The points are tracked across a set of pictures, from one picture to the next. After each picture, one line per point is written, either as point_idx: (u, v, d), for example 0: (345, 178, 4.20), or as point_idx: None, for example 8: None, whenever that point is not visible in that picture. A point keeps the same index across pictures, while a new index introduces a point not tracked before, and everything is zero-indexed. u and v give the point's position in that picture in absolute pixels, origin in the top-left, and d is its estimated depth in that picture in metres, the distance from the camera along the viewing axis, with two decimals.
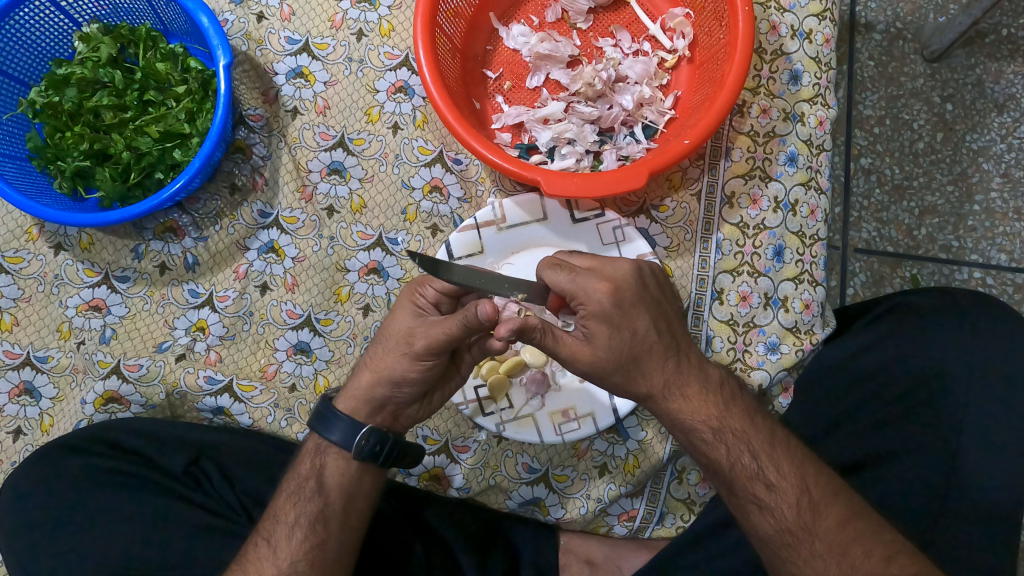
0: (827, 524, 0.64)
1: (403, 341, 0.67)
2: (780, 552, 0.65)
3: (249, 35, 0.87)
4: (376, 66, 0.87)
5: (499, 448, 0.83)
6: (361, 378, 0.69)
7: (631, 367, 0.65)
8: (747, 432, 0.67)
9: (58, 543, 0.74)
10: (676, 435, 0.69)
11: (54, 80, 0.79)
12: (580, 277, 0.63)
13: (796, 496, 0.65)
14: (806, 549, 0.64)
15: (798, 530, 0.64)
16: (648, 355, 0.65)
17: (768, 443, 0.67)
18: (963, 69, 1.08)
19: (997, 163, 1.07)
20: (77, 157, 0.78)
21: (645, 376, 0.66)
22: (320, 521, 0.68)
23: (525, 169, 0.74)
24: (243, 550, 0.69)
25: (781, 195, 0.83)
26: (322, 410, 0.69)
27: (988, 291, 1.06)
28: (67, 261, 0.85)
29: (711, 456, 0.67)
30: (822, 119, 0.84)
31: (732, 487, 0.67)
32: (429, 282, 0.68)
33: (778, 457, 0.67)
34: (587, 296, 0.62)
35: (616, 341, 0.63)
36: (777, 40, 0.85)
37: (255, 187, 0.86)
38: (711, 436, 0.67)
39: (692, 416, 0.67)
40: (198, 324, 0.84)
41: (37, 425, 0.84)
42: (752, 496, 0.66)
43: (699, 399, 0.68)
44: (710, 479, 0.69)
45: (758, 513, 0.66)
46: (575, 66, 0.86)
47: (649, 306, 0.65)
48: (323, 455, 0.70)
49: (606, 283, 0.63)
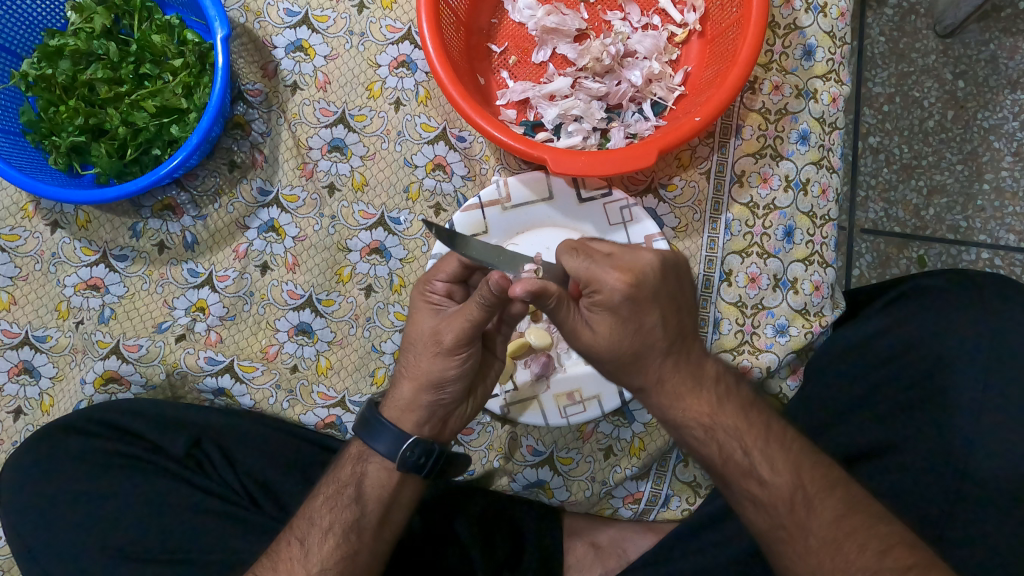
0: (821, 518, 0.63)
1: (431, 341, 0.66)
2: (774, 546, 0.64)
3: (248, 6, 0.84)
4: (377, 40, 0.84)
5: (504, 431, 0.82)
6: (402, 389, 0.68)
7: (629, 360, 0.63)
8: (741, 427, 0.66)
9: (60, 525, 0.73)
10: (669, 429, 0.68)
11: (46, 52, 0.76)
12: (597, 266, 0.61)
13: (789, 492, 0.64)
14: (800, 544, 0.63)
15: (793, 526, 0.64)
16: (650, 350, 0.63)
17: (763, 439, 0.66)
18: (977, 45, 1.06)
19: (1009, 142, 1.05)
20: (71, 133, 0.76)
21: (642, 370, 0.65)
22: (354, 531, 0.67)
23: (532, 148, 0.72)
24: (275, 547, 0.68)
25: (793, 174, 0.82)
26: (367, 417, 0.68)
27: (996, 272, 1.05)
28: (65, 239, 0.84)
29: (702, 452, 0.66)
30: (835, 96, 0.82)
31: (727, 482, 0.66)
32: (436, 276, 0.67)
33: (775, 452, 0.65)
34: (600, 284, 0.60)
35: (619, 330, 0.62)
36: (791, 14, 0.82)
37: (254, 165, 0.84)
38: (705, 432, 0.66)
39: (686, 414, 0.66)
40: (198, 305, 0.83)
41: (37, 406, 0.83)
42: (747, 493, 0.65)
43: (694, 396, 0.66)
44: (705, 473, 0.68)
45: (753, 508, 0.65)
46: (582, 40, 0.84)
47: (663, 301, 0.62)
48: (365, 463, 0.69)
49: (623, 275, 0.60)
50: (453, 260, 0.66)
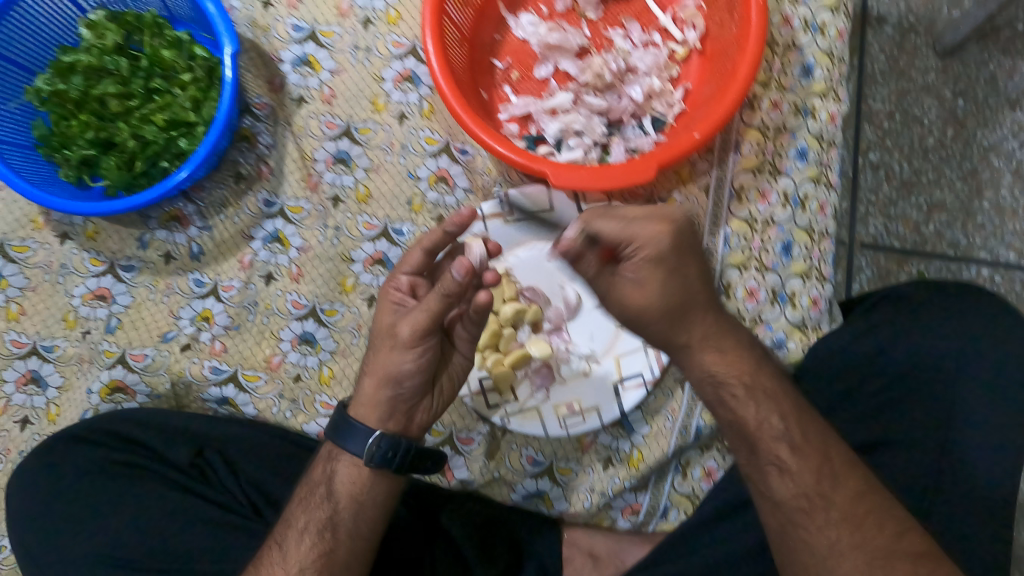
0: (840, 495, 0.63)
1: (388, 336, 0.67)
2: (792, 516, 0.63)
3: (256, 22, 0.86)
4: (382, 55, 0.86)
5: (504, 440, 0.83)
6: (364, 385, 0.69)
7: (678, 316, 0.64)
8: (778, 392, 0.66)
9: (66, 531, 0.74)
10: (704, 389, 0.68)
11: (59, 67, 0.78)
12: (634, 225, 0.61)
13: (818, 462, 0.64)
14: (822, 516, 0.62)
15: (817, 496, 0.63)
16: (693, 305, 0.64)
17: (796, 407, 0.66)
18: (976, 64, 1.07)
19: (1008, 161, 1.06)
20: (82, 146, 0.78)
21: (688, 326, 0.65)
22: (328, 530, 0.68)
23: (533, 161, 0.73)
24: (259, 553, 0.70)
25: (791, 190, 0.83)
26: (337, 420, 0.68)
27: (995, 289, 1.05)
28: (73, 250, 0.85)
29: (738, 413, 0.66)
30: (834, 114, 0.83)
31: (756, 448, 0.65)
32: (398, 272, 0.70)
33: (805, 421, 0.66)
34: (643, 237, 0.61)
35: (667, 286, 0.62)
36: (790, 33, 0.84)
37: (260, 177, 0.85)
38: (746, 390, 0.66)
39: (726, 371, 0.66)
40: (202, 314, 0.84)
41: (44, 415, 0.84)
42: (774, 458, 0.65)
43: (733, 355, 0.67)
44: (730, 440, 0.68)
45: (777, 475, 0.64)
46: (584, 56, 0.85)
47: (699, 255, 0.64)
48: (334, 462, 0.69)
49: (665, 226, 0.61)
50: (416, 252, 0.70)
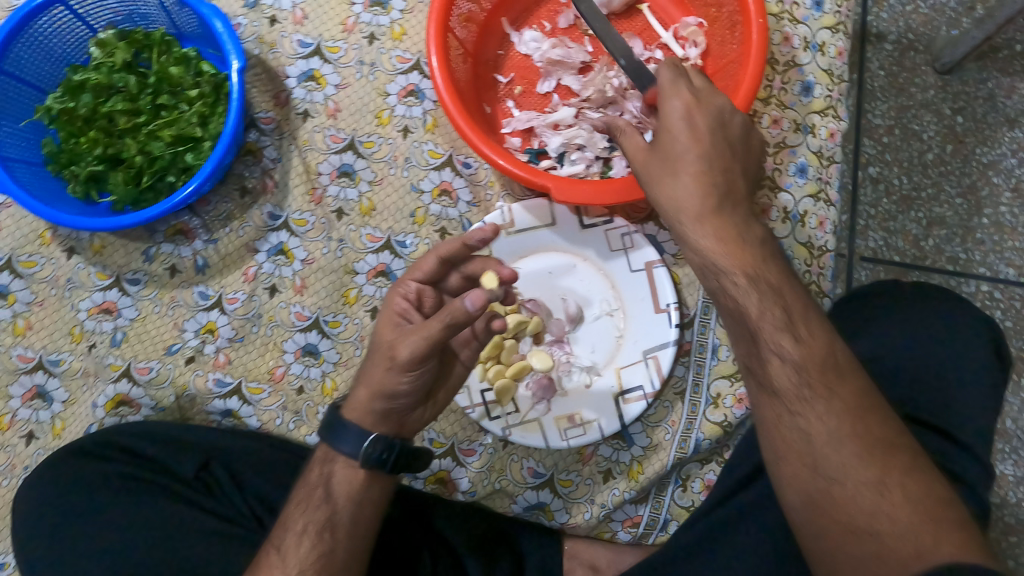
0: (845, 389, 0.55)
1: (386, 355, 0.66)
2: (790, 410, 0.56)
3: (262, 38, 0.87)
4: (387, 69, 0.87)
5: (505, 451, 0.84)
6: (358, 394, 0.68)
7: (692, 181, 0.60)
8: (784, 286, 0.58)
9: (69, 544, 0.74)
10: (705, 276, 0.61)
11: (69, 86, 0.79)
12: (665, 90, 0.63)
13: (823, 355, 0.56)
14: (823, 406, 0.55)
15: (821, 387, 0.55)
16: (691, 167, 0.60)
17: (805, 308, 0.58)
18: (975, 83, 1.08)
19: (1007, 178, 1.07)
20: (90, 162, 0.79)
21: (681, 185, 0.60)
22: (327, 530, 0.67)
23: (535, 176, 0.74)
24: (257, 559, 0.69)
25: (791, 206, 0.84)
26: (331, 421, 0.68)
27: (994, 305, 1.06)
28: (80, 265, 0.86)
29: (739, 301, 0.58)
30: (833, 131, 0.85)
31: (754, 338, 0.57)
32: (409, 278, 0.69)
33: (813, 322, 0.57)
34: (668, 105, 0.63)
35: (669, 142, 0.62)
36: (790, 52, 0.85)
37: (265, 190, 0.86)
38: (746, 278, 0.58)
39: (721, 248, 0.59)
40: (207, 327, 0.85)
41: (49, 430, 0.84)
42: (775, 348, 0.56)
43: (736, 238, 0.59)
44: (729, 329, 0.60)
45: (780, 366, 0.56)
46: (586, 72, 0.86)
47: (722, 135, 0.62)
48: (331, 463, 0.69)
49: (689, 99, 0.63)
50: (432, 259, 0.69)
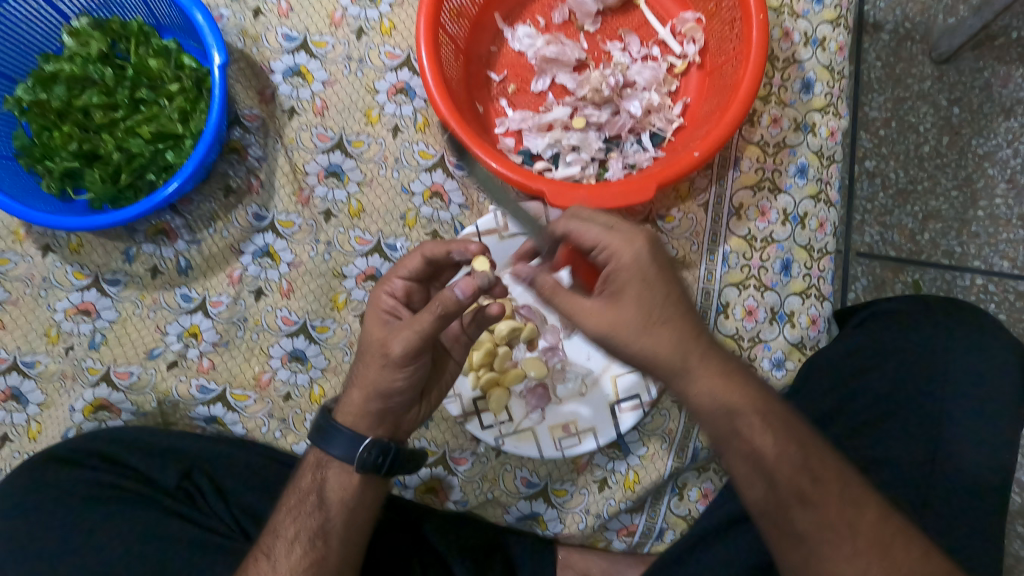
0: (867, 511, 0.58)
1: (379, 353, 0.63)
2: (818, 547, 0.57)
3: (246, 31, 0.84)
4: (376, 66, 0.84)
5: (498, 461, 0.82)
6: (351, 395, 0.66)
7: (683, 338, 0.57)
8: (788, 416, 0.60)
9: (42, 556, 0.71)
10: (716, 421, 0.59)
11: (42, 77, 0.76)
12: (615, 230, 0.58)
13: (837, 488, 0.58)
14: (848, 546, 0.57)
15: (842, 526, 0.57)
16: (674, 316, 0.57)
17: (808, 438, 0.60)
18: (972, 72, 1.06)
19: (1003, 169, 1.05)
20: (65, 158, 0.76)
21: (669, 341, 0.56)
22: (320, 537, 0.65)
23: (529, 180, 0.72)
24: (242, 567, 0.66)
25: (791, 208, 0.82)
26: (322, 423, 0.66)
27: (989, 298, 1.05)
28: (56, 263, 0.83)
29: (755, 444, 0.58)
30: (833, 129, 0.83)
31: (776, 480, 0.58)
32: (393, 275, 0.67)
33: (820, 449, 0.60)
34: (628, 255, 0.57)
35: (643, 296, 0.56)
36: (790, 48, 0.83)
37: (250, 190, 0.83)
38: (760, 420, 0.58)
39: (732, 394, 0.58)
40: (190, 330, 0.82)
41: (25, 432, 0.82)
42: (794, 488, 0.58)
43: (732, 381, 0.59)
44: (744, 475, 0.59)
45: (799, 508, 0.58)
46: (582, 70, 0.84)
47: (674, 272, 0.59)
48: (324, 469, 0.67)
49: (643, 238, 0.58)
50: (415, 257, 0.67)
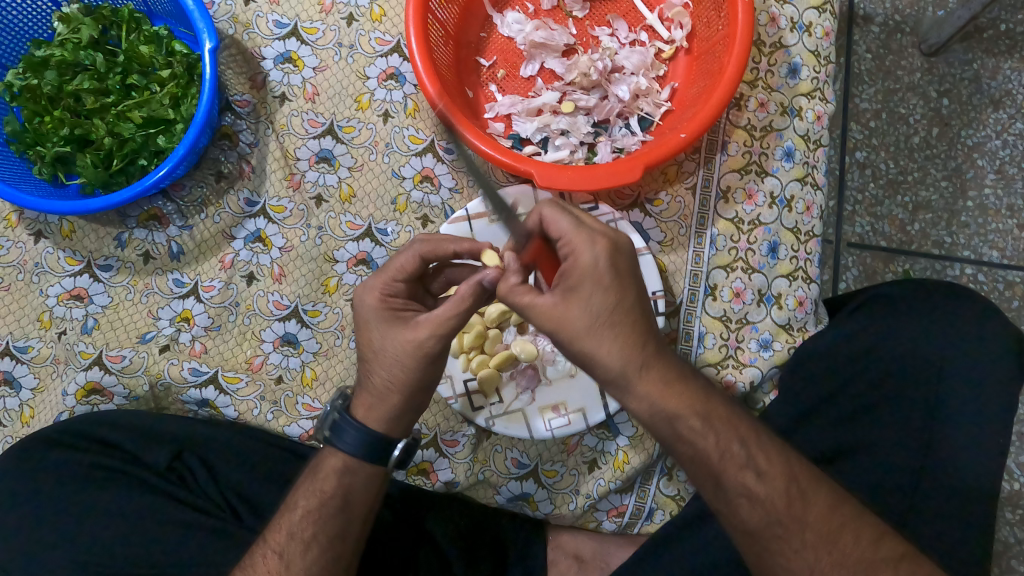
0: (818, 500, 0.61)
1: (419, 356, 0.61)
2: (769, 544, 0.60)
3: (237, 17, 0.85)
4: (366, 52, 0.85)
5: (488, 443, 0.82)
6: (389, 399, 0.63)
7: (632, 345, 0.56)
8: (733, 417, 0.61)
9: (35, 537, 0.71)
10: (658, 426, 0.59)
11: (32, 63, 0.77)
12: (582, 230, 0.58)
13: (785, 485, 0.60)
14: (797, 539, 0.60)
15: (790, 521, 0.60)
16: (624, 321, 0.56)
17: (755, 432, 0.62)
18: (961, 64, 1.07)
19: (991, 160, 1.07)
20: (56, 143, 0.76)
21: (615, 348, 0.56)
22: (340, 537, 0.66)
23: (518, 161, 0.72)
24: (251, 559, 0.66)
25: (778, 190, 0.83)
26: (345, 424, 0.65)
27: (979, 288, 1.06)
28: (48, 249, 0.84)
29: (699, 446, 0.59)
30: (820, 113, 0.84)
31: (720, 480, 0.60)
32: None
33: (767, 444, 0.61)
34: (587, 252, 0.57)
35: (597, 297, 0.56)
36: (777, 33, 0.84)
37: (242, 175, 0.84)
38: (701, 424, 0.59)
39: (676, 403, 0.58)
40: (182, 315, 0.83)
41: (17, 417, 0.82)
42: (741, 488, 0.60)
43: (675, 389, 0.58)
44: (691, 473, 0.61)
45: (749, 506, 0.60)
46: (570, 55, 0.85)
47: (639, 281, 0.59)
48: (354, 475, 0.66)
49: (608, 242, 0.58)
50: (410, 257, 0.66)
